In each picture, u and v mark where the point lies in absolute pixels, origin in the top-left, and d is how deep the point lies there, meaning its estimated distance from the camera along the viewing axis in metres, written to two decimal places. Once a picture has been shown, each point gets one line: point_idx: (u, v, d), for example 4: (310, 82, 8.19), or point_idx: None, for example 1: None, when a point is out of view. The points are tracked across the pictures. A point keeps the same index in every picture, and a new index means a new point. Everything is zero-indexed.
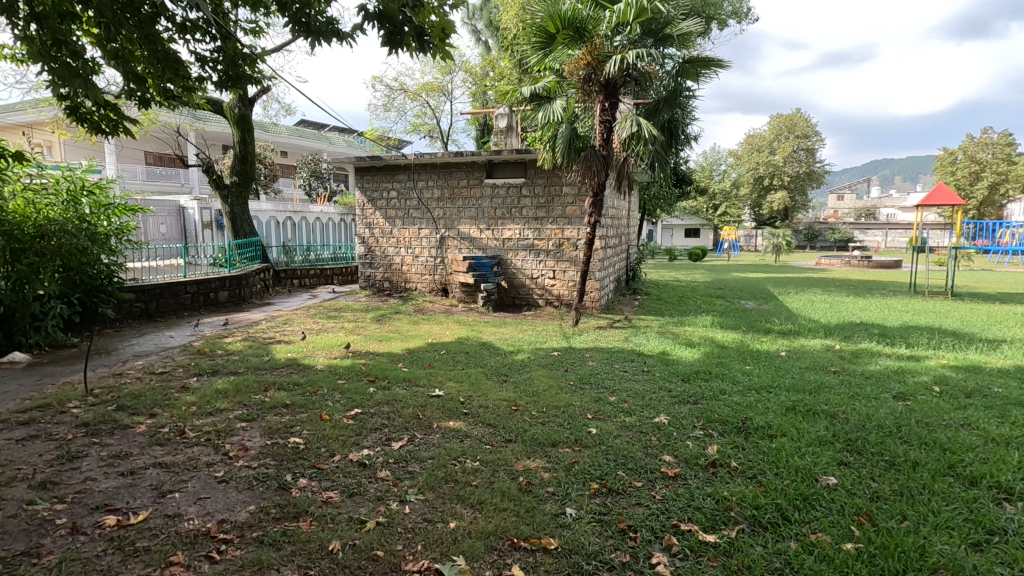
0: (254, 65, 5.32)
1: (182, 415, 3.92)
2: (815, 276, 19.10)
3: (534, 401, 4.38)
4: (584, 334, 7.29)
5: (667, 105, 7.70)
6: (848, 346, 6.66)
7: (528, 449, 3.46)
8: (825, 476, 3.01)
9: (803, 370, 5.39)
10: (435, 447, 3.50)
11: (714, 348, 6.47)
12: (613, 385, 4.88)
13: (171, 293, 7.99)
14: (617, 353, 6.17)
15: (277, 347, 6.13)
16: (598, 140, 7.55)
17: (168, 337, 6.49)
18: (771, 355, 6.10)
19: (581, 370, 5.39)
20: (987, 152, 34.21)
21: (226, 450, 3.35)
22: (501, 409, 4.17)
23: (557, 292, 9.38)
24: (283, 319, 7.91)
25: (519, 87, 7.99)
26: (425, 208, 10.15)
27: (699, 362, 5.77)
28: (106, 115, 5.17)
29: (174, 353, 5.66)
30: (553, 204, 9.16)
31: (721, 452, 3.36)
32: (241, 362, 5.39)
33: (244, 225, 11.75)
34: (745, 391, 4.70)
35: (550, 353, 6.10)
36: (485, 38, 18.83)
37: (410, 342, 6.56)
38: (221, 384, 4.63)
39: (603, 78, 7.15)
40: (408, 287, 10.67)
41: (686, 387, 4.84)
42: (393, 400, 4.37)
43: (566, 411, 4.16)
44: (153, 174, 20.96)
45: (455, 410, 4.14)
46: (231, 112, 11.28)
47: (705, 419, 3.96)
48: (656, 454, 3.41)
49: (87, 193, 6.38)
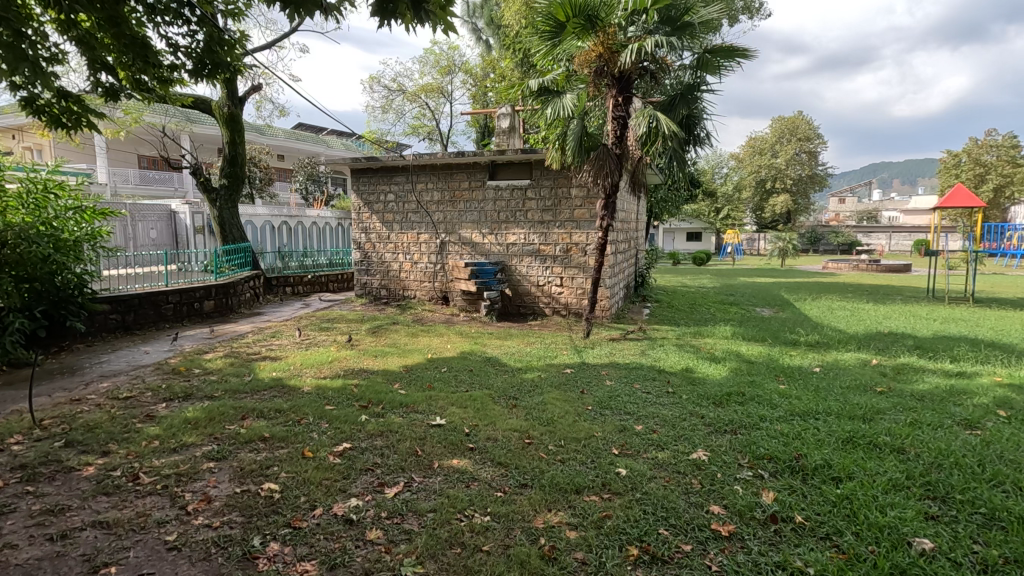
0: (235, 54, 4.79)
1: (140, 454, 3.34)
2: (824, 281, 18.52)
3: (549, 431, 3.82)
4: (598, 348, 6.73)
5: (684, 101, 7.05)
6: (886, 361, 6.08)
7: (547, 498, 2.89)
8: (917, 538, 2.44)
9: (846, 391, 4.82)
10: (436, 495, 2.94)
11: (741, 363, 5.90)
12: (636, 410, 4.32)
13: (151, 304, 7.43)
14: (636, 370, 5.61)
15: (262, 364, 5.57)
16: (610, 138, 7.01)
17: (143, 354, 5.90)
18: (806, 372, 5.53)
19: (599, 392, 4.81)
20: (991, 155, 33.70)
21: (185, 502, 2.78)
22: (513, 443, 3.61)
23: (565, 300, 8.82)
24: (272, 331, 7.33)
25: (526, 80, 7.53)
26: (424, 212, 9.60)
27: (728, 381, 5.21)
28: (67, 107, 4.61)
29: (145, 374, 5.08)
30: (559, 207, 8.62)
31: (781, 503, 2.79)
32: (220, 383, 4.83)
33: (233, 230, 11.16)
34: (788, 418, 4.12)
35: (563, 371, 5.53)
36: (486, 37, 18.28)
37: (408, 358, 5.98)
38: (192, 412, 4.05)
39: (617, 71, 6.63)
40: (407, 294, 10.10)
41: (721, 413, 4.27)
42: (389, 431, 3.81)
43: (587, 445, 3.60)
44: (146, 177, 20.41)
45: (458, 445, 3.57)
46: (221, 111, 10.72)
47: (751, 455, 3.40)
48: (701, 503, 2.84)
49: (54, 196, 5.83)
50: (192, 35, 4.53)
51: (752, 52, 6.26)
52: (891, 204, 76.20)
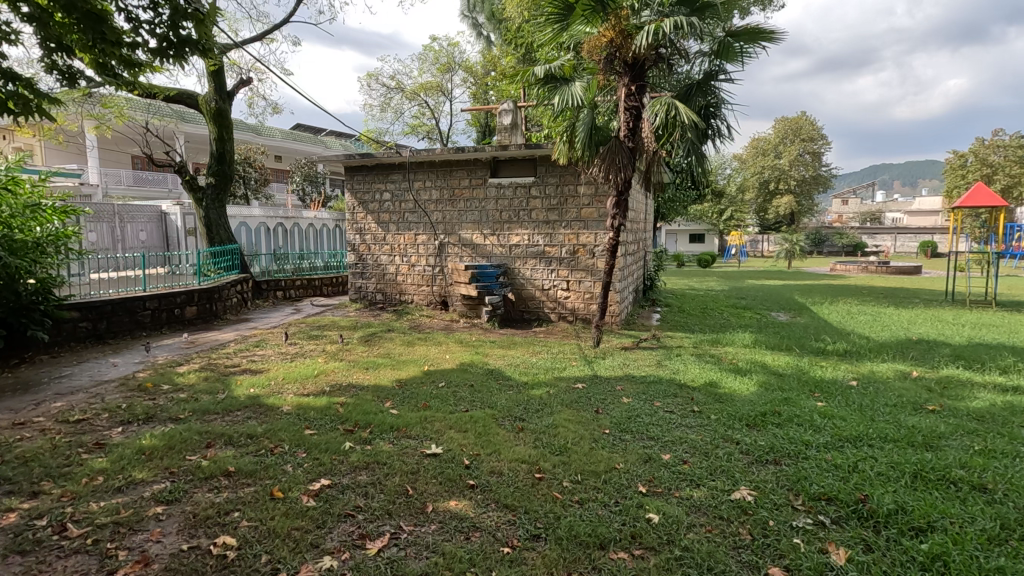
0: (205, 29, 4.23)
1: (75, 496, 2.80)
2: (835, 284, 17.92)
3: (563, 463, 3.28)
4: (609, 358, 6.15)
5: (701, 91, 6.64)
6: (928, 373, 5.52)
7: (567, 557, 2.35)
8: None
9: (895, 410, 4.26)
10: (429, 552, 2.39)
11: (769, 376, 5.33)
12: (661, 435, 3.78)
13: (125, 310, 6.88)
14: (654, 385, 5.07)
15: (240, 378, 5.02)
16: (621, 130, 6.49)
17: (110, 366, 5.36)
18: (842, 387, 4.98)
19: (616, 412, 4.26)
20: (998, 155, 33.05)
21: (116, 565, 2.24)
22: (521, 479, 3.07)
23: (572, 305, 8.27)
24: (257, 339, 6.78)
25: (531, 66, 6.96)
26: (421, 212, 9.07)
27: (759, 398, 4.64)
28: (15, 90, 4.08)
29: (107, 391, 4.54)
30: (566, 206, 8.08)
31: (859, 566, 2.25)
32: (189, 402, 4.28)
33: (221, 232, 10.60)
34: (837, 444, 3.57)
35: (574, 386, 4.97)
36: (486, 33, 17.86)
37: (403, 371, 5.44)
38: (148, 440, 3.50)
39: (630, 56, 6.11)
40: (403, 299, 9.55)
41: (758, 438, 3.72)
42: (376, 463, 3.27)
43: (608, 481, 3.06)
44: (139, 178, 19.87)
45: (456, 483, 3.03)
46: (208, 106, 10.20)
47: (805, 495, 2.86)
48: (757, 564, 2.30)
49: (11, 193, 5.31)
50: (155, 6, 3.97)
51: (782, 34, 5.72)
52: (894, 206, 75.55)
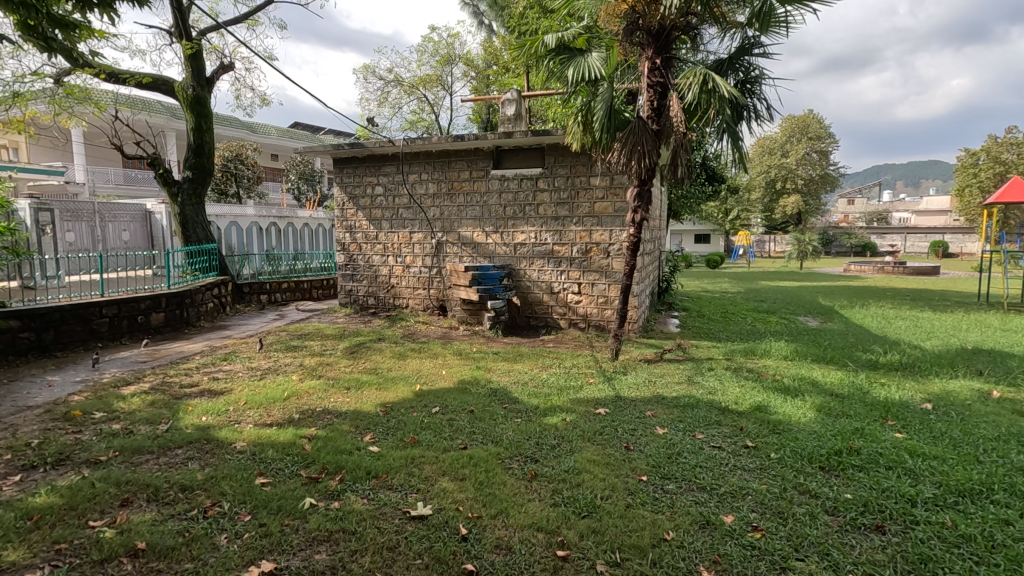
0: None
1: None
2: (855, 286, 17.00)
3: (594, 533, 2.43)
4: (631, 374, 5.31)
5: (731, 67, 5.83)
6: (1012, 393, 4.63)
7: None
8: None
9: (1003, 448, 3.37)
10: None
11: (828, 399, 4.46)
12: (718, 484, 2.92)
13: (77, 318, 6.05)
14: (690, 409, 4.22)
15: (194, 402, 4.18)
16: (644, 111, 5.63)
17: (44, 387, 4.53)
18: (920, 413, 4.11)
19: (652, 449, 3.41)
20: (1011, 152, 32.03)
21: None
22: (537, 561, 2.23)
23: (584, 310, 7.42)
24: (227, 352, 5.95)
25: (542, 34, 6.05)
26: (418, 208, 8.24)
27: (823, 429, 3.76)
28: None
29: (25, 421, 3.72)
30: (577, 199, 7.24)
31: None
32: (118, 438, 3.43)
33: (198, 229, 9.76)
34: (950, 500, 2.72)
35: (596, 412, 4.11)
36: (489, 22, 17.17)
37: (391, 391, 4.59)
38: (44, 497, 2.66)
39: (655, 23, 5.26)
40: (397, 303, 8.71)
41: (842, 489, 2.86)
42: (342, 532, 2.42)
43: (659, 565, 2.22)
44: (129, 177, 19.33)
45: (450, 566, 2.19)
46: (184, 93, 9.38)
47: None
48: None
49: None
50: None
51: None
52: (901, 206, 74.74)
